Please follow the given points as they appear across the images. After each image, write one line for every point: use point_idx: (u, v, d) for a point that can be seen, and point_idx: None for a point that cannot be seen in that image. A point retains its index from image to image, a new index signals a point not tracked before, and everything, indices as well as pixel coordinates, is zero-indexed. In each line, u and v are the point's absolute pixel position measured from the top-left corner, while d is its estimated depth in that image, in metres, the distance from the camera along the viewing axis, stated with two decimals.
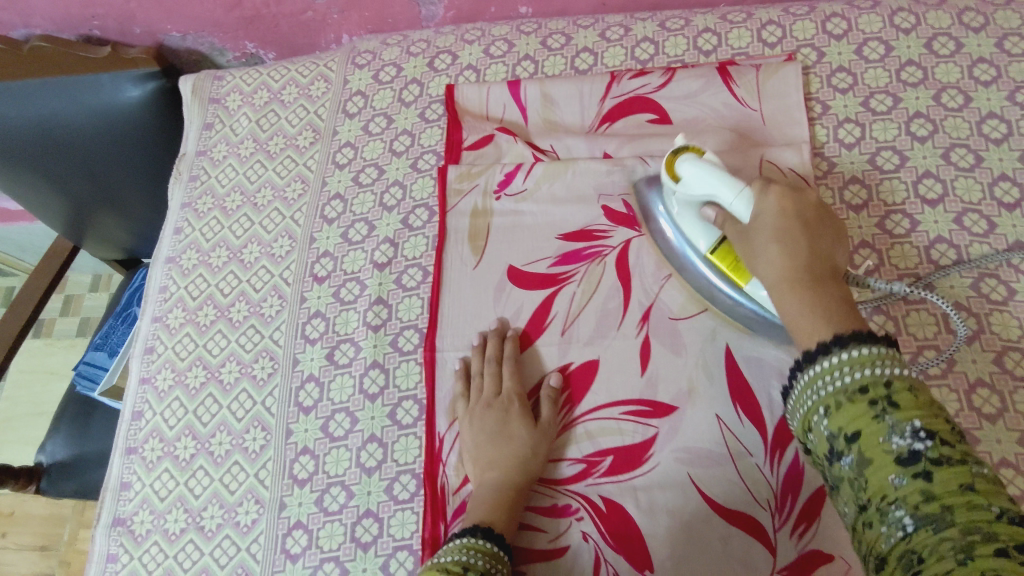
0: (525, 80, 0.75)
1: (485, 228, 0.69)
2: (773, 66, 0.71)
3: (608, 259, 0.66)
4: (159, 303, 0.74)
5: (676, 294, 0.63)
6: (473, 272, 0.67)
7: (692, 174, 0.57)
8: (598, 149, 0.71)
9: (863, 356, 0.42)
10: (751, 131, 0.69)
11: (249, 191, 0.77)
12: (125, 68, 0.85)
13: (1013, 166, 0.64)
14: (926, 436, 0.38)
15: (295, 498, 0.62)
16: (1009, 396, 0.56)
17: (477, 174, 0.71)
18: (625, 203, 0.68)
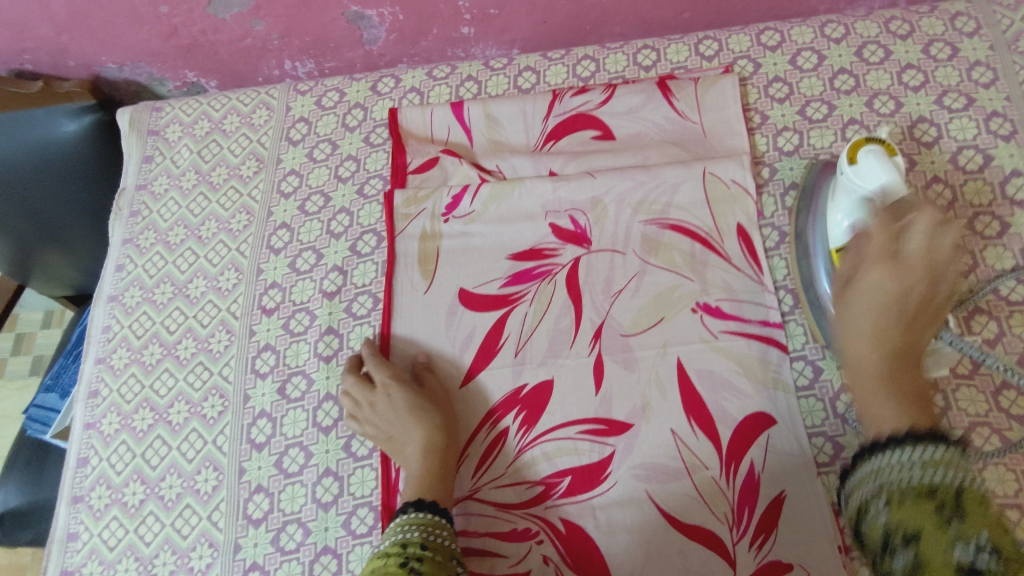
0: (468, 101, 0.75)
1: (434, 251, 0.68)
2: (710, 79, 0.72)
3: (558, 277, 0.66)
4: (102, 344, 0.72)
5: (627, 309, 0.63)
6: (424, 296, 0.67)
7: (869, 167, 0.55)
8: (544, 166, 0.71)
9: (935, 456, 0.39)
10: (693, 144, 0.70)
11: (192, 224, 0.75)
12: (59, 102, 0.84)
13: (945, 168, 0.66)
14: (991, 553, 0.35)
15: (250, 539, 0.61)
16: (952, 394, 0.58)
17: (424, 198, 0.70)
18: (573, 220, 0.68)
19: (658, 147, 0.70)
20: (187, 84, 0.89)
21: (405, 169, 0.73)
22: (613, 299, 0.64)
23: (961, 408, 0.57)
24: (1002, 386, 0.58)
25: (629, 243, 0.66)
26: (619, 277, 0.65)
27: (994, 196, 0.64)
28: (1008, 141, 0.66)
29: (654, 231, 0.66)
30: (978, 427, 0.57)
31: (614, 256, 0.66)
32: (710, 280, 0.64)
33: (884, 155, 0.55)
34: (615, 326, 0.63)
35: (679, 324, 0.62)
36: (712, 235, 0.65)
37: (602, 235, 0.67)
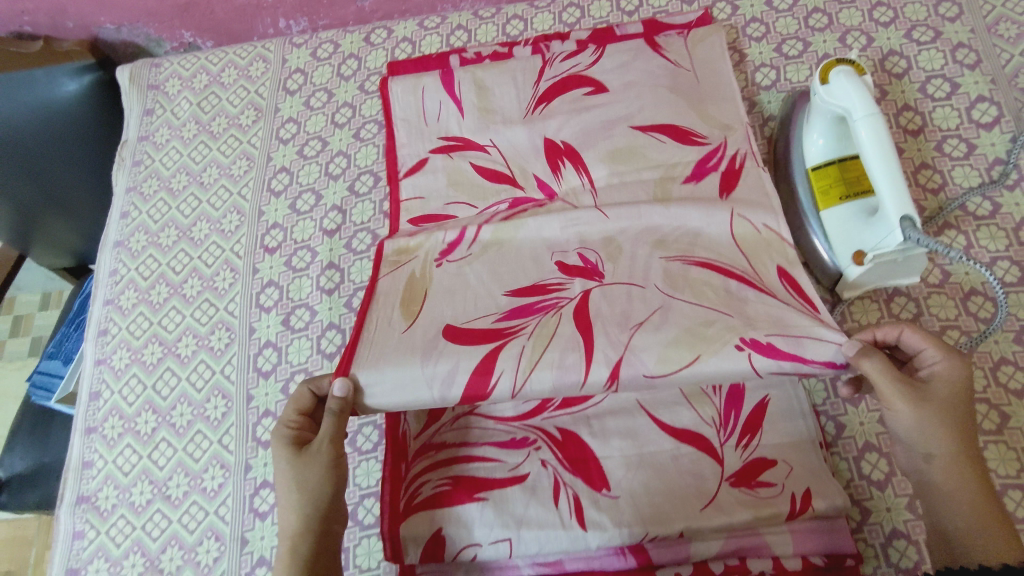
0: (458, 69, 0.74)
1: (423, 294, 0.58)
2: (700, 35, 0.72)
3: (565, 308, 0.54)
4: (110, 286, 0.74)
5: (651, 346, 0.50)
6: (402, 336, 0.55)
7: (841, 86, 0.58)
8: (538, 133, 0.68)
9: None
10: (687, 92, 0.68)
11: (194, 171, 0.78)
12: (60, 62, 0.85)
13: (914, 97, 0.69)
14: None
15: (260, 459, 0.63)
16: (924, 301, 0.62)
17: (416, 246, 0.63)
18: (582, 256, 0.59)
19: (651, 93, 0.67)
20: (184, 45, 0.92)
21: (397, 173, 0.71)
22: (632, 332, 0.51)
23: (932, 313, 0.61)
24: (971, 294, 0.61)
25: (649, 277, 0.56)
26: (640, 310, 0.53)
27: (960, 121, 0.68)
28: (974, 69, 0.69)
29: (679, 267, 0.56)
30: (949, 330, 0.60)
31: (631, 288, 0.55)
32: (750, 315, 0.52)
33: (854, 75, 0.58)
34: (637, 372, 0.49)
35: (721, 362, 0.49)
36: (749, 273, 0.56)
37: (616, 270, 0.57)
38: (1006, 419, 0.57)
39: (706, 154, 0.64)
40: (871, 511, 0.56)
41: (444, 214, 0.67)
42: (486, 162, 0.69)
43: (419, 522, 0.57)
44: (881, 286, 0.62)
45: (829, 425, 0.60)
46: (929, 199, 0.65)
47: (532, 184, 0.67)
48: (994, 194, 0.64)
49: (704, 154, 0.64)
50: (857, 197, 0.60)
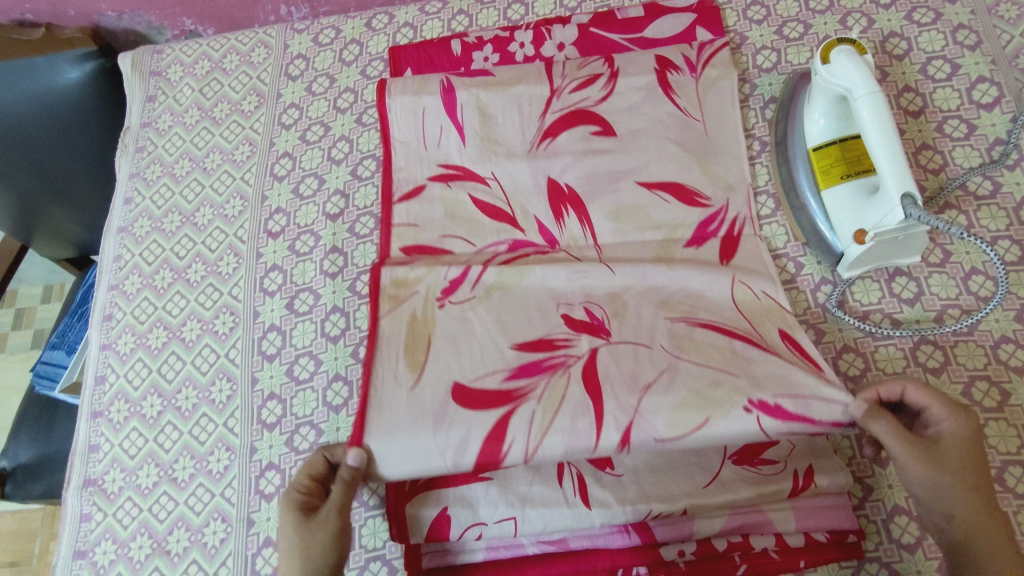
0: (460, 87, 0.71)
1: (426, 342, 0.59)
2: (710, 79, 0.69)
3: (574, 369, 0.56)
4: (114, 271, 0.75)
5: (660, 410, 0.53)
6: (410, 394, 0.56)
7: (843, 66, 0.58)
8: (541, 172, 0.67)
9: None
10: (697, 143, 0.67)
11: (197, 157, 0.78)
12: (63, 50, 0.86)
13: (915, 78, 0.70)
14: None
15: (265, 442, 0.64)
16: (924, 281, 0.62)
17: (415, 280, 0.63)
18: (589, 311, 0.60)
19: (658, 146, 0.67)
20: (185, 32, 0.92)
21: (392, 197, 0.69)
22: (640, 396, 0.53)
23: (933, 292, 0.61)
24: (972, 273, 0.62)
25: (655, 336, 0.57)
26: (646, 370, 0.55)
27: (961, 102, 0.68)
28: (974, 50, 0.69)
29: (683, 328, 0.58)
30: (949, 309, 0.61)
31: (638, 348, 0.57)
32: (754, 375, 0.54)
33: (855, 54, 0.58)
34: (648, 435, 0.52)
35: (726, 424, 0.51)
36: (752, 335, 0.57)
37: (622, 328, 0.59)
38: (1006, 397, 0.57)
39: (707, 216, 0.65)
40: (873, 488, 0.56)
41: (439, 247, 0.66)
42: (485, 196, 0.67)
43: (422, 508, 0.57)
44: (882, 265, 0.62)
45: None
46: (930, 180, 0.66)
47: (533, 229, 0.66)
48: (994, 174, 0.65)
49: (706, 216, 0.65)
50: (857, 177, 0.60)
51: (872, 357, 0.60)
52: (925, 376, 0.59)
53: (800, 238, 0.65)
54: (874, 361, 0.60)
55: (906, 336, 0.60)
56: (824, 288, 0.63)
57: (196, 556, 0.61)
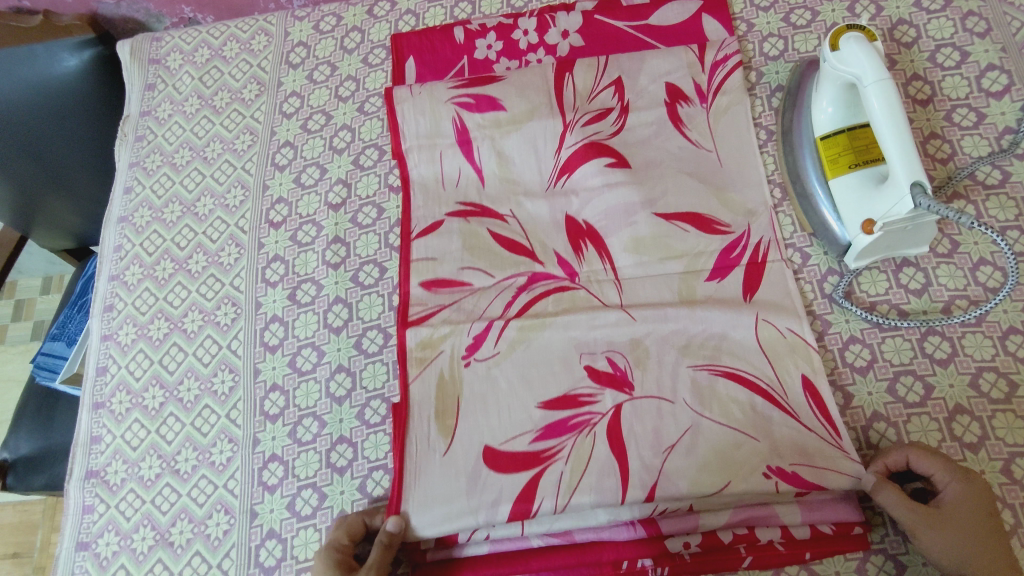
0: (473, 128, 0.70)
1: (454, 402, 0.59)
2: (723, 106, 0.68)
3: (598, 429, 0.57)
4: (115, 261, 0.74)
5: (683, 471, 0.55)
6: (443, 458, 0.57)
7: (853, 53, 0.57)
8: (559, 210, 0.66)
9: None
10: (712, 171, 0.66)
11: (197, 146, 0.77)
12: (59, 37, 0.85)
13: (924, 66, 0.69)
14: None
15: (268, 433, 0.64)
16: (932, 272, 0.61)
17: (440, 340, 0.62)
18: (611, 361, 0.59)
19: (676, 177, 0.65)
20: (184, 20, 0.91)
21: (410, 234, 0.67)
22: (664, 457, 0.55)
23: (941, 283, 0.61)
24: (980, 264, 0.61)
25: (678, 390, 0.58)
26: (671, 430, 0.56)
27: (970, 90, 0.67)
28: (984, 38, 0.68)
29: (706, 378, 0.58)
30: (957, 300, 0.60)
31: (661, 404, 0.57)
32: (775, 436, 0.56)
33: (865, 41, 0.57)
34: (672, 496, 0.54)
35: (747, 487, 0.54)
36: (772, 385, 0.57)
37: (645, 379, 0.58)
38: (1014, 388, 0.57)
39: (730, 242, 0.63)
40: None
41: (458, 280, 0.64)
42: (506, 232, 0.66)
43: None
44: (889, 255, 0.62)
45: (838, 394, 0.59)
46: (938, 169, 0.65)
47: (553, 262, 0.65)
48: (1003, 163, 0.64)
49: (728, 244, 0.63)
50: (866, 166, 0.60)
51: (879, 348, 0.60)
52: (933, 367, 0.58)
53: (807, 228, 0.65)
54: (881, 352, 0.60)
55: (914, 327, 0.60)
56: (830, 279, 0.63)
57: (199, 547, 0.60)
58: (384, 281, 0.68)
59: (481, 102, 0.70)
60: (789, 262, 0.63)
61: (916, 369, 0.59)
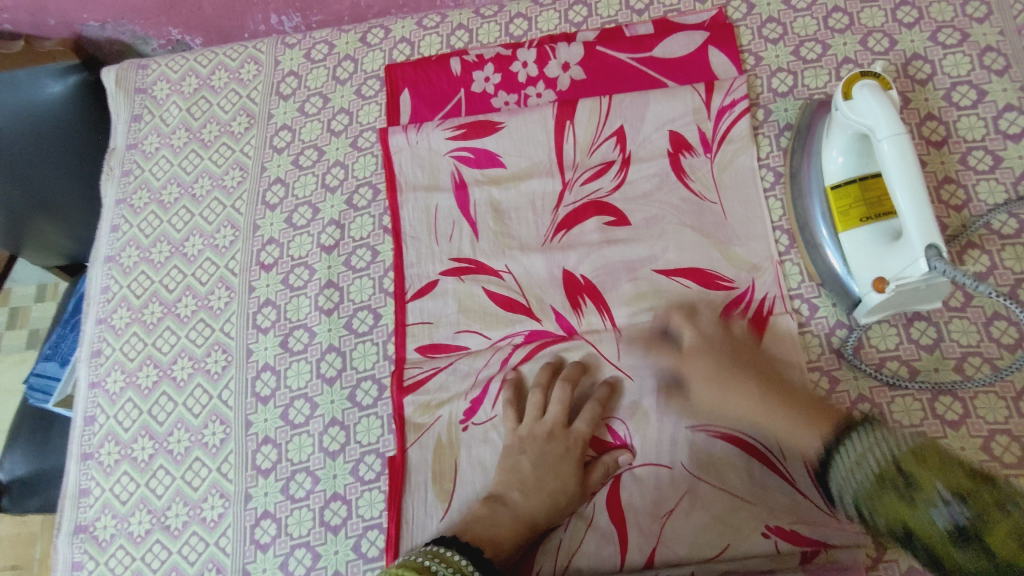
0: (472, 183, 0.69)
1: (452, 468, 0.60)
2: (727, 156, 0.67)
3: (598, 496, 0.58)
4: (102, 304, 0.72)
5: (683, 537, 0.55)
6: (441, 525, 0.58)
7: (867, 103, 0.54)
8: (557, 264, 0.65)
9: (858, 455, 0.45)
10: (716, 224, 0.65)
11: (186, 182, 0.75)
12: (41, 62, 0.85)
13: (939, 105, 0.66)
14: (955, 502, 0.39)
15: (260, 489, 0.62)
16: (945, 326, 0.59)
17: (438, 406, 0.62)
18: (611, 430, 0.60)
19: (677, 232, 0.65)
20: (172, 42, 0.87)
21: (404, 295, 0.66)
22: (662, 524, 0.56)
23: (953, 338, 0.59)
24: (994, 318, 0.59)
25: (677, 456, 0.58)
26: (668, 496, 0.57)
27: (986, 132, 0.64)
28: (1002, 76, 0.66)
29: (704, 441, 0.58)
30: (970, 356, 0.58)
31: (660, 470, 0.58)
32: (772, 502, 0.55)
33: (879, 90, 0.54)
34: (672, 561, 0.55)
35: (747, 548, 0.54)
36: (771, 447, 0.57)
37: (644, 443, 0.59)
38: None
39: (733, 298, 0.62)
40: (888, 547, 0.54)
41: (454, 344, 0.64)
42: (502, 291, 0.65)
43: None
44: (901, 311, 0.59)
45: None
46: (952, 217, 0.63)
47: (550, 317, 0.64)
48: (1020, 211, 0.62)
49: (731, 299, 0.62)
50: (877, 220, 0.57)
51: (888, 409, 0.58)
52: (944, 430, 0.56)
53: (815, 278, 0.63)
54: (890, 412, 0.58)
55: (925, 388, 0.58)
56: (839, 332, 0.61)
57: None
58: (378, 329, 0.66)
59: (479, 157, 0.70)
60: (793, 316, 0.62)
61: (926, 432, 0.57)
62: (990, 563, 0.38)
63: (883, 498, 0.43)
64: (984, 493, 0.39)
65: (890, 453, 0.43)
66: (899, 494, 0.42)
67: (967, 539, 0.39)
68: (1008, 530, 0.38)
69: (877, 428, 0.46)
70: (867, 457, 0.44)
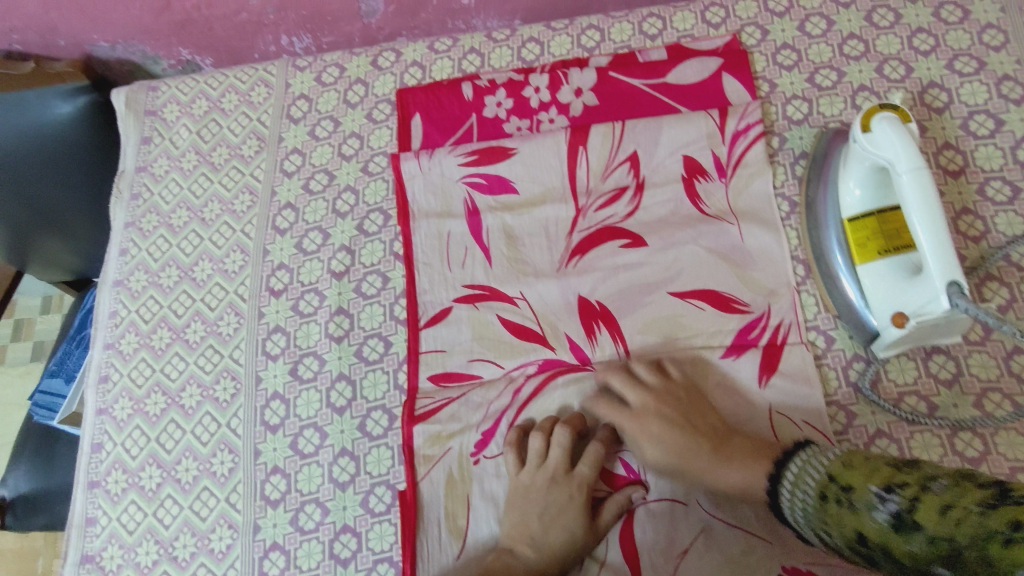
0: (484, 210, 0.68)
1: (465, 498, 0.59)
2: (741, 182, 0.66)
3: (610, 535, 0.58)
4: (109, 329, 0.71)
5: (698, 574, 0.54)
6: (457, 561, 0.58)
7: (887, 135, 0.54)
8: (571, 290, 0.65)
9: (796, 475, 0.50)
10: (731, 251, 0.64)
11: (195, 206, 0.74)
12: (51, 84, 0.81)
13: (956, 134, 0.65)
14: (890, 495, 0.43)
15: (269, 520, 0.61)
16: (964, 360, 0.59)
17: (449, 436, 0.61)
18: (626, 464, 0.60)
19: (694, 257, 0.64)
20: (182, 62, 0.87)
21: (416, 322, 0.65)
22: (677, 563, 0.55)
23: (973, 373, 0.58)
24: (1014, 352, 0.58)
25: (692, 490, 0.57)
26: (683, 532, 0.56)
27: (1004, 162, 0.64)
28: (1019, 105, 0.65)
29: None
30: (989, 392, 0.57)
31: (674, 505, 0.57)
32: (787, 542, 0.55)
33: (899, 123, 0.54)
34: None
35: None
36: None
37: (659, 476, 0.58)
38: None
39: (748, 322, 0.62)
40: None
41: (468, 372, 0.63)
42: (516, 317, 0.65)
43: None
44: (919, 344, 0.58)
45: None
46: (971, 248, 0.62)
47: (563, 345, 0.63)
48: None
49: (747, 323, 0.62)
50: (896, 253, 0.57)
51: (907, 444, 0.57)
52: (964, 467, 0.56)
53: (831, 309, 0.62)
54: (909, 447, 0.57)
55: (943, 424, 0.57)
56: (856, 365, 0.60)
57: None
58: (389, 357, 0.65)
59: (492, 182, 0.69)
60: (808, 346, 0.61)
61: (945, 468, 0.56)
62: (925, 539, 0.40)
63: (830, 511, 0.46)
64: (910, 485, 0.43)
65: (824, 472, 0.48)
66: (840, 506, 0.45)
67: (899, 521, 0.41)
68: (934, 507, 0.40)
69: (812, 449, 0.50)
70: (803, 482, 0.49)
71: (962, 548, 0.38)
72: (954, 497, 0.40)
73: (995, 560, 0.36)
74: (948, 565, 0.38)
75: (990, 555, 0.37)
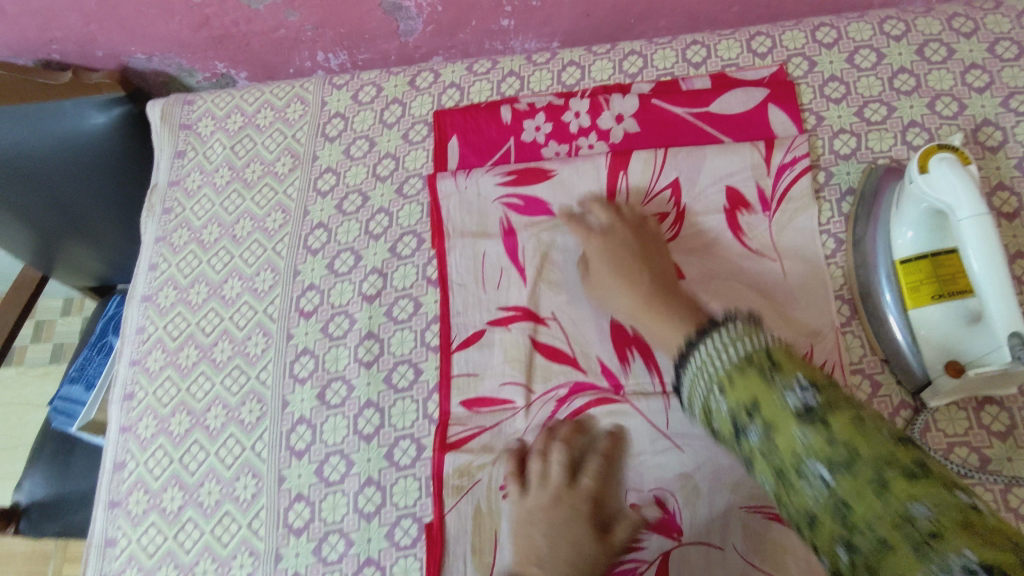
0: (521, 229, 0.67)
1: (492, 535, 0.57)
2: (786, 216, 0.65)
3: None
4: (137, 345, 0.71)
5: None
6: None
7: (946, 177, 0.52)
8: (604, 314, 0.63)
9: (732, 335, 0.44)
10: (775, 285, 0.62)
11: (227, 223, 0.74)
12: (87, 94, 0.81)
13: (1011, 174, 0.63)
14: (812, 387, 0.39)
15: (291, 549, 0.60)
16: (1018, 412, 0.56)
17: (478, 468, 0.59)
18: (660, 503, 0.56)
19: (735, 290, 0.62)
20: (217, 75, 0.86)
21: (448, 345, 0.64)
22: None
23: None
24: None
25: (729, 538, 0.55)
26: None
27: None
28: None
29: (759, 523, 0.55)
30: None
31: (710, 551, 0.55)
32: None
33: (959, 164, 0.52)
34: None
35: None
36: None
37: (695, 522, 0.56)
38: None
39: None
40: None
41: (498, 397, 0.62)
42: (549, 342, 0.63)
43: None
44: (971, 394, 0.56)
45: None
46: None
47: (596, 371, 0.61)
48: None
49: None
50: (952, 298, 0.55)
51: None
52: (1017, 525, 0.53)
53: (878, 351, 0.60)
54: None
55: (996, 479, 0.54)
56: (903, 413, 0.58)
57: None
58: (418, 385, 0.64)
59: (529, 205, 0.68)
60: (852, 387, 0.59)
61: None
62: (826, 438, 0.36)
63: (743, 372, 0.41)
64: (839, 393, 0.39)
65: (765, 345, 0.42)
66: (761, 373, 0.40)
67: (811, 414, 0.38)
68: (850, 417, 0.37)
69: (754, 321, 0.44)
70: (737, 343, 0.43)
71: (857, 463, 0.35)
72: (871, 421, 0.37)
73: (892, 487, 0.34)
74: (834, 471, 0.36)
75: (889, 482, 0.34)
